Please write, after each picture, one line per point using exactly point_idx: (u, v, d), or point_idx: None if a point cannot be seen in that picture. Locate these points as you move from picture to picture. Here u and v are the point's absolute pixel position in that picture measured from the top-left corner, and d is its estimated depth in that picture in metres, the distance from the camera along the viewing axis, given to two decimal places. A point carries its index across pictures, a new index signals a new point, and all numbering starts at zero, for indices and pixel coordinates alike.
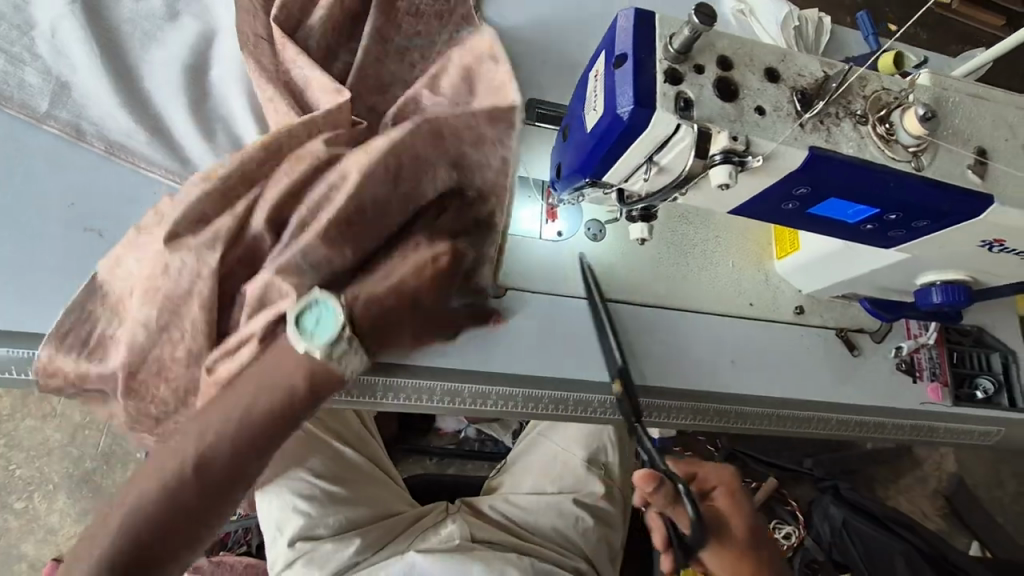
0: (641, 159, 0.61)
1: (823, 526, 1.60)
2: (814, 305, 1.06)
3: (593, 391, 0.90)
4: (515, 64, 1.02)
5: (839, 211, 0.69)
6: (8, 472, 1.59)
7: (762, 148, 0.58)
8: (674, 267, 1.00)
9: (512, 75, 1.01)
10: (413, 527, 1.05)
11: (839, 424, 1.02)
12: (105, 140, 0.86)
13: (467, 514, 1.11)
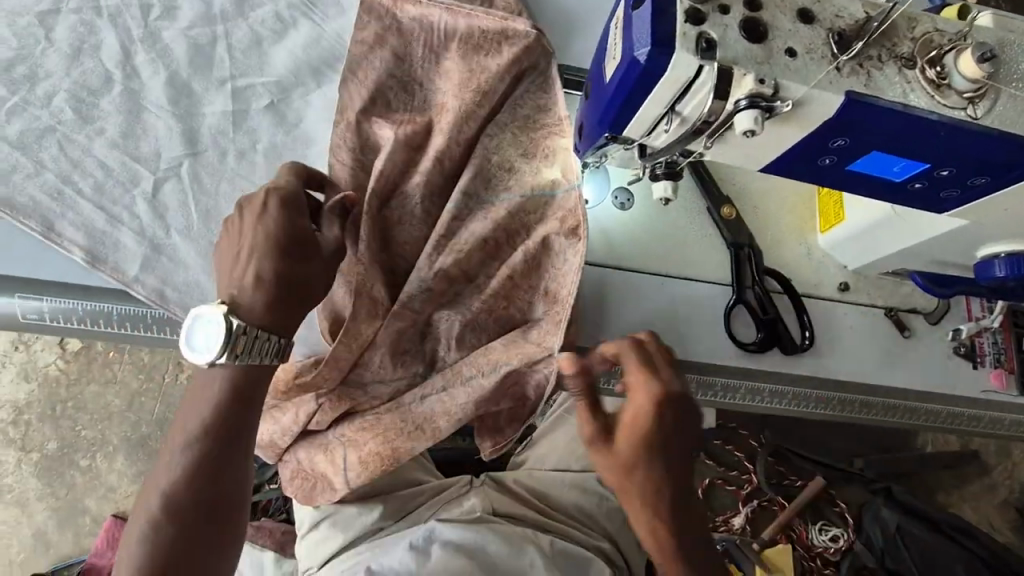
0: (662, 108, 0.58)
1: (874, 530, 1.53)
2: (861, 282, 0.99)
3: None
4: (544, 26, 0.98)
5: (882, 166, 0.63)
6: (75, 432, 1.72)
7: (792, 92, 0.55)
8: (705, 236, 0.95)
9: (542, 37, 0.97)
10: (436, 497, 1.03)
11: (885, 410, 0.96)
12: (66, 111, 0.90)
13: (491, 487, 1.07)
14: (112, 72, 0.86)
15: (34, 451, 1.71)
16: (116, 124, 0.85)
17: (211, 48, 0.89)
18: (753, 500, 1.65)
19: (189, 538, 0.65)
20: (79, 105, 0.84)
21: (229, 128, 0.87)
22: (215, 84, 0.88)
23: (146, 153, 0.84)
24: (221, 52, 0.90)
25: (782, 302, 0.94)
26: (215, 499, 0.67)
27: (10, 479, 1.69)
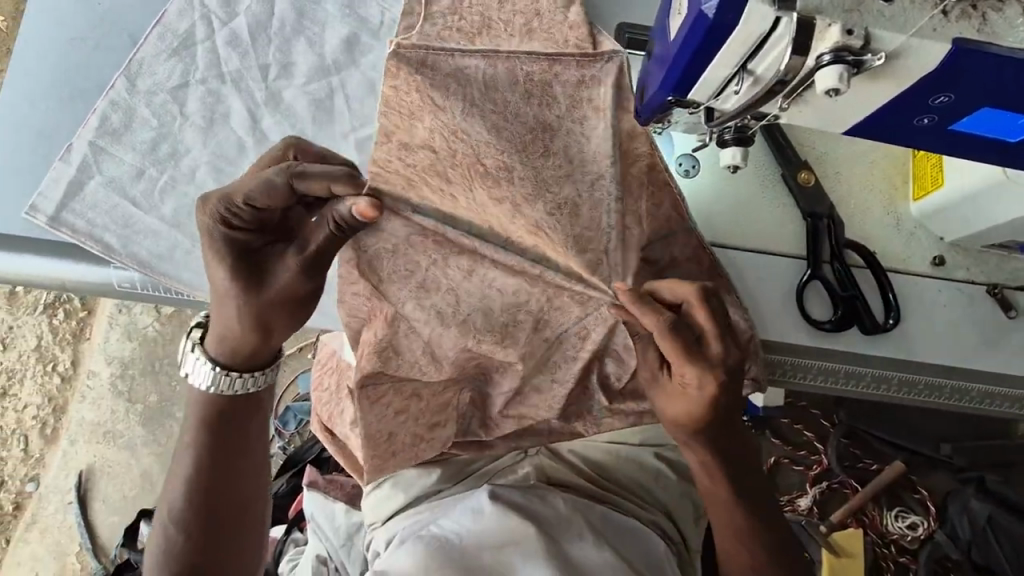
0: (732, 66, 0.53)
1: (961, 521, 1.43)
2: (958, 256, 0.89)
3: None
4: None
5: (992, 125, 0.56)
6: (172, 387, 1.97)
7: (886, 43, 0.48)
8: (775, 204, 0.88)
9: None
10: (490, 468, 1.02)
11: (977, 395, 0.88)
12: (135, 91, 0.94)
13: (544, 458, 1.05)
14: (201, 57, 0.95)
15: (140, 403, 1.95)
16: (204, 108, 0.94)
17: (284, 36, 0.98)
18: (821, 483, 1.57)
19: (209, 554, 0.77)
20: (172, 88, 0.94)
21: (297, 115, 0.96)
22: (286, 72, 0.97)
23: (229, 137, 0.94)
24: (294, 40, 0.98)
25: (864, 279, 0.87)
26: (224, 513, 0.77)
27: (122, 425, 1.93)
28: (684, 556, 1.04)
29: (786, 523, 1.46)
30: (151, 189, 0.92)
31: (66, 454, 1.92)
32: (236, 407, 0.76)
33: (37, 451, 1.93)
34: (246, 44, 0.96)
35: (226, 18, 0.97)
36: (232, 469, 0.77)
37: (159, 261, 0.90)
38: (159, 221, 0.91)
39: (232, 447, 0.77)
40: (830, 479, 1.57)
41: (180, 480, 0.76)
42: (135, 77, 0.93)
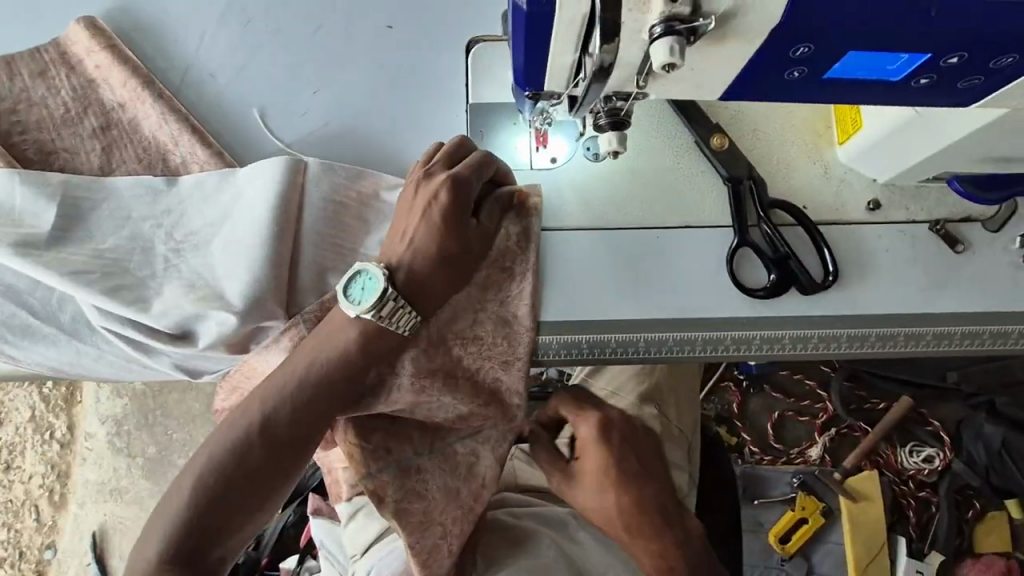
0: (570, 50, 0.49)
1: (976, 447, 1.42)
2: (894, 196, 0.84)
3: (575, 334, 0.81)
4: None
5: (869, 66, 0.51)
6: (167, 437, 1.94)
7: (717, 5, 0.44)
8: (694, 173, 0.84)
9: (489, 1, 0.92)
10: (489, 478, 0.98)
11: (936, 340, 0.83)
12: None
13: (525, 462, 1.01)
14: (78, 136, 0.88)
15: (140, 456, 1.94)
16: (130, 239, 0.82)
17: (163, 133, 0.86)
18: (830, 430, 1.51)
19: (243, 490, 0.64)
20: (103, 210, 0.82)
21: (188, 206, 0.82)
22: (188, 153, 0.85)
23: (134, 280, 0.80)
24: (168, 129, 0.86)
25: (797, 237, 0.83)
26: (213, 519, 0.63)
27: (125, 481, 1.93)
28: None
29: (802, 475, 1.42)
30: (48, 297, 0.84)
31: (76, 517, 1.93)
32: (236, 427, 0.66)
33: (49, 520, 1.94)
34: (118, 124, 0.88)
35: (83, 103, 0.89)
36: (213, 494, 0.63)
37: (67, 365, 0.87)
38: (55, 358, 0.86)
39: (220, 479, 0.64)
40: (837, 426, 1.51)
41: (175, 505, 0.63)
42: (67, 182, 0.82)
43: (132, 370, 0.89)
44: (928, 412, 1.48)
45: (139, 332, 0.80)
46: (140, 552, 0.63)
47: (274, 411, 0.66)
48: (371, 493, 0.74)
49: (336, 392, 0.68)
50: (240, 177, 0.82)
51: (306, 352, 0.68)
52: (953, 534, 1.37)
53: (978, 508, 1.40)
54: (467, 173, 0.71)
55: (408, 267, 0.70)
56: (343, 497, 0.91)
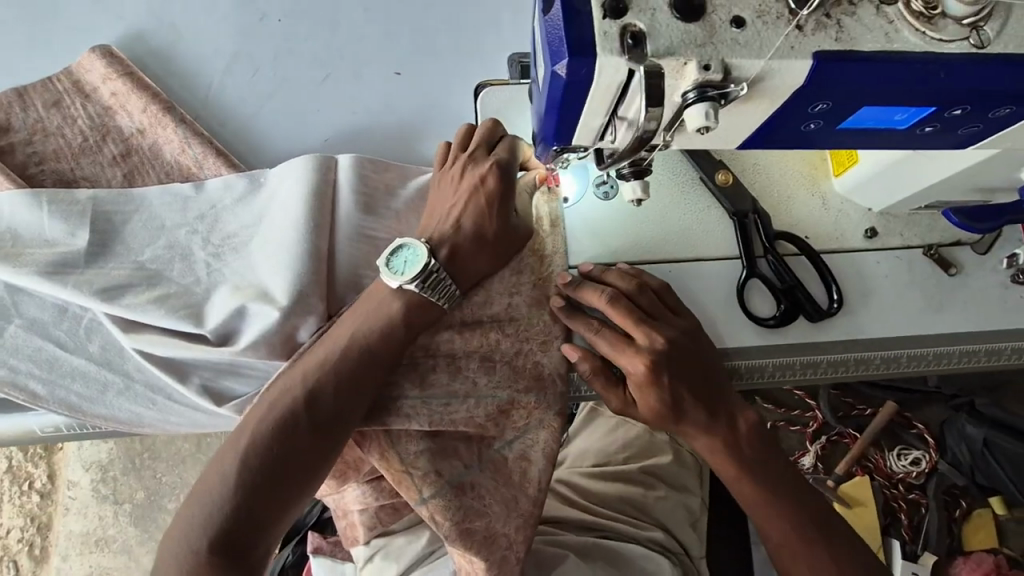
0: (603, 112, 0.51)
1: (959, 449, 1.45)
2: (890, 224, 0.88)
3: None
4: (500, 33, 0.97)
5: (882, 118, 0.54)
6: (157, 480, 1.86)
7: (746, 71, 0.46)
8: (701, 207, 0.87)
9: (496, 42, 0.97)
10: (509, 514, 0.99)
11: (937, 359, 0.87)
12: (23, 219, 0.80)
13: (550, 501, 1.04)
14: (99, 164, 0.87)
15: (128, 502, 1.85)
16: (168, 249, 0.82)
17: (188, 156, 0.87)
18: (822, 437, 1.55)
19: (285, 478, 0.67)
20: (136, 222, 0.82)
21: (221, 208, 0.83)
22: (216, 163, 0.86)
23: (175, 287, 0.80)
24: (192, 152, 0.87)
25: (804, 269, 0.86)
26: (257, 508, 0.66)
27: (112, 530, 1.84)
28: (689, 567, 1.01)
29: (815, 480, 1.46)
30: (76, 328, 0.81)
31: (59, 572, 1.83)
32: (276, 414, 0.69)
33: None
34: (139, 151, 0.88)
35: (100, 132, 0.88)
36: (257, 482, 0.66)
37: (92, 404, 0.82)
38: (80, 393, 0.81)
39: (264, 466, 0.67)
40: (828, 433, 1.55)
41: (217, 492, 0.66)
42: (94, 199, 0.82)
43: (149, 418, 0.82)
44: (910, 415, 1.52)
45: (182, 341, 0.78)
46: (182, 545, 0.65)
47: (311, 394, 0.69)
48: (432, 515, 0.77)
49: (369, 373, 0.72)
50: (272, 178, 0.83)
51: (338, 337, 0.72)
52: (943, 535, 1.40)
53: (965, 508, 1.45)
54: (507, 156, 0.76)
55: (454, 243, 0.75)
56: (359, 540, 0.89)
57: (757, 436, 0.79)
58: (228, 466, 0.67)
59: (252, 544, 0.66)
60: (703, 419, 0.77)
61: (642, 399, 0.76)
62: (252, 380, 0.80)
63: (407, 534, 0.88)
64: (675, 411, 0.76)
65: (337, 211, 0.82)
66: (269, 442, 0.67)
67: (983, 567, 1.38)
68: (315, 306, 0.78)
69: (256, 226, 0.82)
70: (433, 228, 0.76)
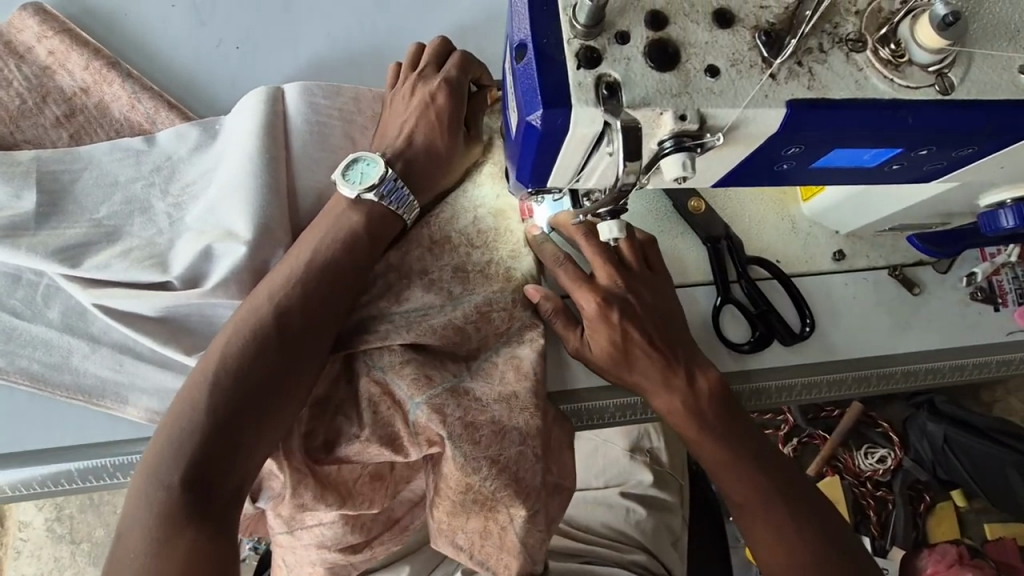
0: (581, 159, 0.50)
1: (922, 445, 1.49)
2: (856, 245, 0.90)
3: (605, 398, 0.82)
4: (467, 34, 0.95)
5: (853, 158, 0.55)
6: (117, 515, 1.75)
7: (722, 119, 0.46)
8: (672, 233, 0.87)
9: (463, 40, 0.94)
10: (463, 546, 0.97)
11: (906, 376, 0.88)
12: None
13: None
14: (42, 127, 0.85)
15: (85, 540, 1.75)
16: (125, 203, 0.79)
17: (138, 112, 0.85)
18: (793, 440, 1.58)
19: (257, 402, 0.63)
20: (87, 179, 0.80)
21: (178, 159, 0.81)
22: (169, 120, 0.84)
23: (137, 240, 0.78)
24: (143, 107, 0.85)
25: (775, 291, 0.87)
26: (227, 438, 0.61)
27: (69, 571, 1.73)
28: None
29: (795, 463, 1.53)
30: (32, 295, 0.79)
31: None
32: (240, 335, 0.65)
33: None
34: (84, 110, 0.86)
35: (39, 93, 0.85)
36: (226, 406, 0.62)
37: (54, 374, 0.78)
38: (41, 363, 0.78)
39: (232, 391, 0.62)
40: (800, 436, 1.58)
41: (182, 424, 0.61)
42: (37, 159, 0.79)
43: (106, 390, 0.78)
44: (874, 414, 1.53)
45: (142, 291, 0.75)
46: (150, 482, 0.60)
47: (276, 315, 0.66)
48: (431, 417, 0.70)
49: (336, 289, 0.69)
50: (225, 125, 0.82)
51: (298, 256, 0.69)
52: (908, 529, 1.47)
53: (928, 501, 1.50)
54: (457, 72, 0.76)
55: (408, 157, 0.74)
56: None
57: (720, 400, 0.76)
58: (194, 396, 0.62)
59: (228, 477, 0.61)
60: (656, 370, 0.74)
61: (596, 338, 0.74)
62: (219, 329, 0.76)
63: (384, 571, 0.92)
64: (628, 356, 0.75)
65: (290, 141, 0.80)
66: (234, 364, 0.63)
67: (946, 559, 1.36)
68: (283, 239, 0.75)
69: (214, 171, 0.80)
70: (385, 142, 0.76)
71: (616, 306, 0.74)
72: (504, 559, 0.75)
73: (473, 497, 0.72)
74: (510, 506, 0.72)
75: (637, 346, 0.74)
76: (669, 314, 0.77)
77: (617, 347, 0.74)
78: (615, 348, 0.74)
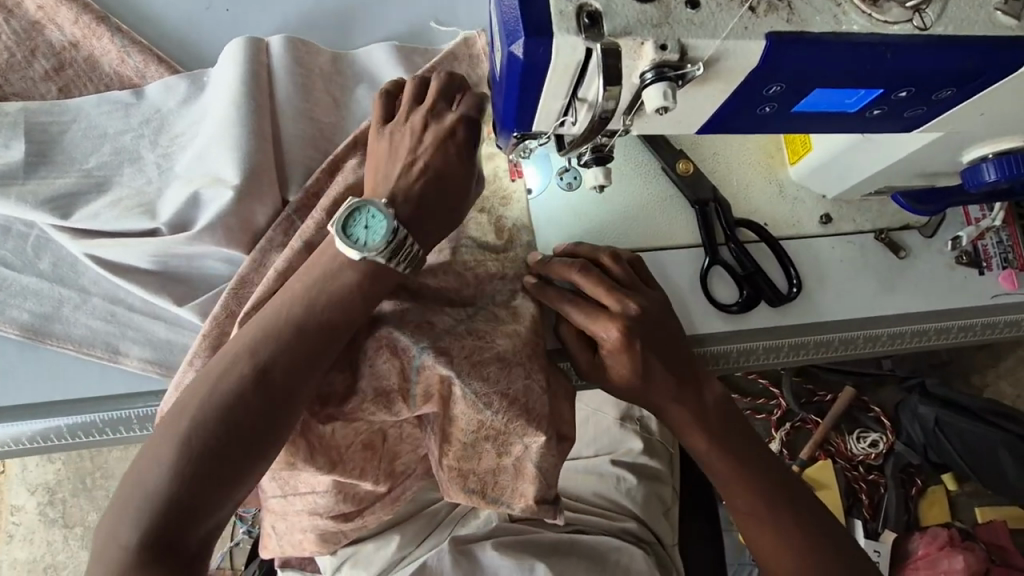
0: (563, 95, 0.50)
1: (914, 428, 1.50)
2: (844, 209, 0.91)
3: None
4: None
5: (835, 101, 0.55)
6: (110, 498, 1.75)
7: (702, 51, 0.46)
8: (661, 196, 0.88)
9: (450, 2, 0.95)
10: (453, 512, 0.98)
11: (890, 339, 0.90)
12: None
13: None
14: (31, 80, 0.88)
15: (78, 525, 1.74)
16: (114, 154, 0.82)
17: (128, 66, 0.87)
18: (786, 424, 1.59)
19: (256, 414, 0.60)
20: (76, 131, 0.83)
21: (167, 111, 0.83)
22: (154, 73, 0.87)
23: (127, 190, 0.81)
24: (133, 61, 0.87)
25: (762, 253, 0.87)
26: (220, 447, 0.59)
27: (62, 555, 1.72)
28: (661, 556, 1.01)
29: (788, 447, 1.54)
30: (22, 247, 0.83)
31: None
32: (250, 340, 0.63)
33: None
34: (73, 65, 0.88)
35: (29, 47, 0.88)
36: (228, 412, 0.60)
37: (45, 324, 0.81)
38: (33, 312, 0.81)
39: (235, 395, 0.60)
40: (793, 420, 1.59)
41: (182, 421, 0.59)
42: (26, 110, 0.82)
43: (98, 339, 0.80)
44: (867, 398, 1.56)
45: (131, 240, 0.78)
46: (122, 525, 0.57)
47: (287, 323, 0.64)
48: (434, 363, 0.70)
49: (330, 308, 0.65)
50: (212, 76, 0.84)
51: (313, 262, 0.67)
52: (901, 511, 1.46)
53: (920, 485, 1.50)
54: (450, 84, 0.73)
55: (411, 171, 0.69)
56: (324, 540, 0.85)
57: (727, 412, 0.78)
58: (196, 390, 0.61)
59: (214, 491, 0.58)
60: (674, 390, 0.74)
61: (614, 360, 0.72)
62: (210, 271, 0.81)
63: (376, 540, 0.92)
64: (646, 378, 0.73)
65: (275, 93, 0.82)
66: (237, 366, 0.62)
67: (938, 540, 1.43)
68: (269, 182, 0.78)
69: (201, 121, 0.82)
70: (382, 164, 0.71)
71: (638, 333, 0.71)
72: (521, 487, 0.77)
73: (485, 434, 0.73)
74: (525, 437, 0.73)
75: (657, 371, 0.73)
76: (677, 339, 0.75)
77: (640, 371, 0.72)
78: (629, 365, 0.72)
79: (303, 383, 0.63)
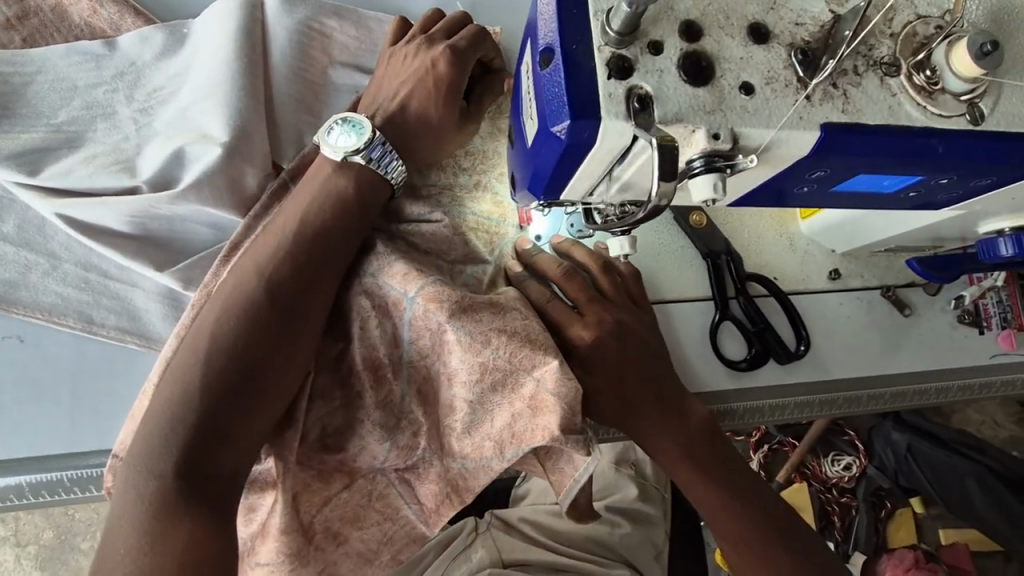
0: (599, 174, 0.47)
1: (886, 453, 1.49)
2: (852, 265, 0.90)
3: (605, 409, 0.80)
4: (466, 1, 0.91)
5: (873, 184, 0.53)
6: (70, 515, 1.57)
7: (756, 140, 0.44)
8: (674, 246, 0.86)
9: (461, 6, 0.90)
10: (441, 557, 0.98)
11: (892, 397, 0.89)
12: None
13: (497, 531, 1.01)
14: None
15: (32, 543, 1.56)
16: (85, 109, 0.75)
17: (100, 18, 0.81)
18: (764, 446, 1.57)
19: (261, 360, 0.58)
20: (43, 83, 0.76)
21: (143, 64, 0.77)
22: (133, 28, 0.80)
23: (101, 145, 0.74)
24: (106, 12, 0.80)
25: (771, 308, 0.86)
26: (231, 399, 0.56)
27: None
28: None
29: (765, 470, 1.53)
30: None
31: None
32: (248, 285, 0.60)
33: None
34: (38, 13, 0.81)
35: None
36: (233, 361, 0.57)
37: (8, 292, 0.74)
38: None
39: (239, 345, 0.58)
40: (771, 441, 1.57)
41: (185, 376, 0.56)
42: None
43: (71, 308, 0.75)
44: (842, 421, 1.53)
45: (108, 197, 0.71)
46: (140, 489, 0.54)
47: (281, 266, 0.61)
48: (428, 305, 0.62)
49: (329, 253, 0.63)
50: (194, 28, 0.77)
51: (300, 204, 0.64)
52: (870, 533, 1.47)
53: (889, 507, 1.50)
54: (465, 43, 0.69)
55: (398, 124, 0.67)
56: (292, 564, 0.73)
57: (714, 437, 0.71)
58: (199, 347, 0.57)
59: (228, 448, 0.56)
60: (652, 406, 0.68)
61: (591, 370, 0.66)
62: (192, 240, 0.75)
63: None
64: (625, 402, 0.67)
65: (269, 58, 0.76)
66: (239, 312, 0.59)
67: (904, 563, 1.36)
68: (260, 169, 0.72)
69: (184, 78, 0.76)
70: (376, 107, 0.69)
71: (612, 344, 0.67)
72: (540, 424, 0.58)
73: (491, 380, 0.60)
74: (535, 370, 0.59)
75: (631, 376, 0.67)
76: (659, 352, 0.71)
77: (617, 384, 0.67)
78: (610, 371, 0.66)
79: (304, 328, 0.61)
